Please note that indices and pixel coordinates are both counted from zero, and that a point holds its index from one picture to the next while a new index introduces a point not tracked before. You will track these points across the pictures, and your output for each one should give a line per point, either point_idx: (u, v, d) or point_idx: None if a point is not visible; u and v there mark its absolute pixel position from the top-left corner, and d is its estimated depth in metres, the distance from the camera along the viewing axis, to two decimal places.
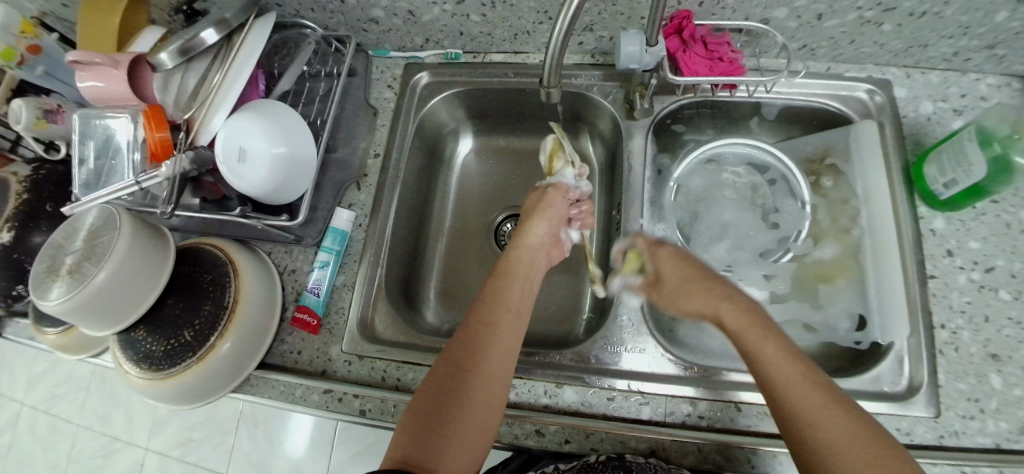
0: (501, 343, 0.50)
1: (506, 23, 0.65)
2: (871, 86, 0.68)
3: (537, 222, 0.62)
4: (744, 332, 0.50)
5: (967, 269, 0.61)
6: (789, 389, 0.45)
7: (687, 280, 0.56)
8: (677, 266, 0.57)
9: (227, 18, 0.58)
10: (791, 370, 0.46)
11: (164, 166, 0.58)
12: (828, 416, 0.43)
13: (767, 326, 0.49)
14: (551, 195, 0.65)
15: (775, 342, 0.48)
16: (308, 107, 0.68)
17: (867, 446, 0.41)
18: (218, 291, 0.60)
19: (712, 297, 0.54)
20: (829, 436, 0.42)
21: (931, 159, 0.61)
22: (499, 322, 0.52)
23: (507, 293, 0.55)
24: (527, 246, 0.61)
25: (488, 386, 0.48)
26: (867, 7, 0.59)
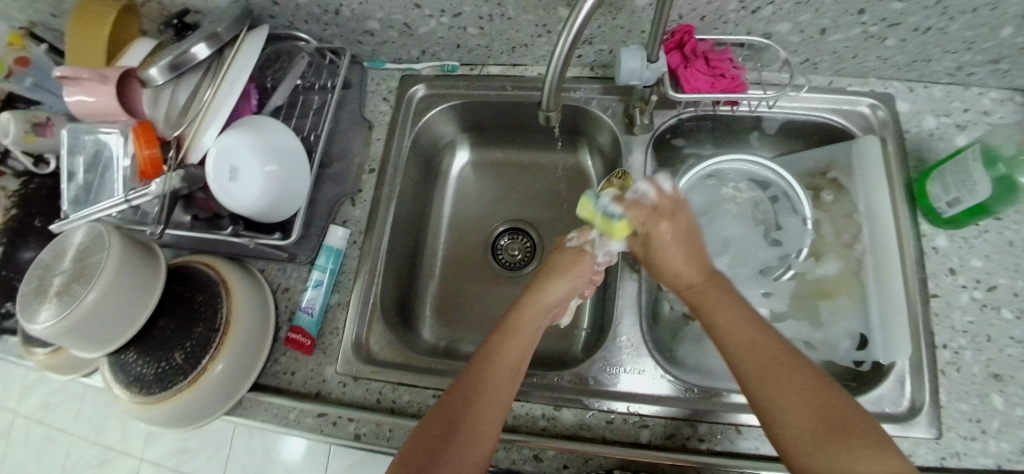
0: (502, 395, 0.48)
1: (504, 36, 0.64)
2: (874, 100, 0.67)
3: (562, 288, 0.56)
4: (707, 301, 0.50)
5: (970, 288, 0.61)
6: (741, 353, 0.45)
7: (668, 255, 0.53)
8: (675, 244, 0.53)
9: (219, 33, 0.58)
10: (745, 335, 0.46)
11: (154, 185, 0.57)
12: (781, 379, 0.43)
13: (729, 295, 0.50)
14: (586, 263, 0.57)
15: (728, 302, 0.49)
16: (302, 120, 0.66)
17: (822, 407, 0.41)
18: (210, 312, 0.59)
19: (682, 278, 0.53)
20: (778, 399, 0.42)
21: (934, 177, 0.61)
22: (493, 386, 0.48)
23: (507, 349, 0.50)
24: (543, 306, 0.55)
25: (490, 416, 0.47)
26: (871, 22, 0.58)
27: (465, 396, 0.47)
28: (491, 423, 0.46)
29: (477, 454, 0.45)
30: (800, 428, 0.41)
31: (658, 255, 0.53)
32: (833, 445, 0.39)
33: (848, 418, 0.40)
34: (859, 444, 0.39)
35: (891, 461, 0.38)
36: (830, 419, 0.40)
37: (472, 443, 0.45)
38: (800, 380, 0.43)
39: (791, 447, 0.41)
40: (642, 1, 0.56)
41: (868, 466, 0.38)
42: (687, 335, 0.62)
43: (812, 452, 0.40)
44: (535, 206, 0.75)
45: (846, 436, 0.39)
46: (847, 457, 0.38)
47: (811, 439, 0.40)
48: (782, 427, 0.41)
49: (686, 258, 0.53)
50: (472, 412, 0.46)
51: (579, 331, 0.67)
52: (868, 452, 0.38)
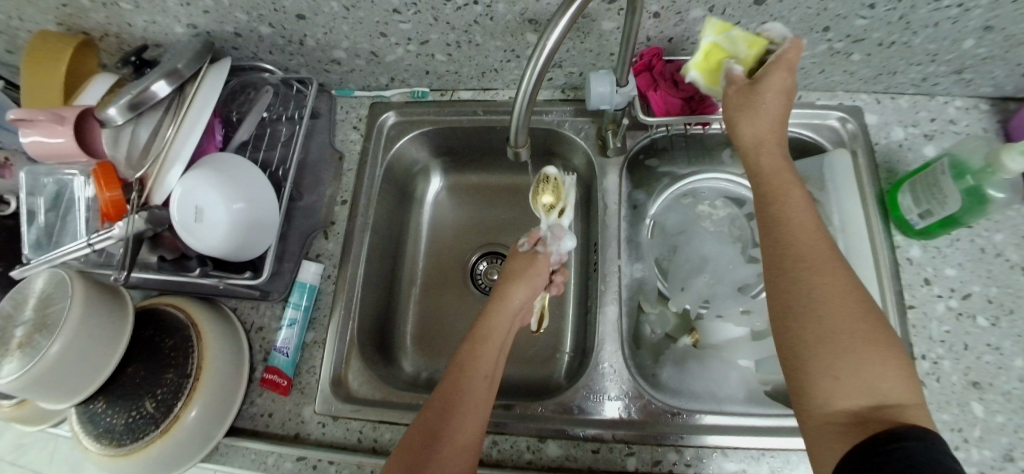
0: (478, 400, 0.48)
1: (473, 62, 0.63)
2: (842, 113, 0.67)
3: (523, 294, 0.57)
4: (777, 184, 0.44)
5: (945, 297, 0.61)
6: (792, 240, 0.41)
7: (771, 96, 0.44)
8: (782, 89, 0.45)
9: (179, 68, 0.56)
10: (808, 231, 0.41)
11: (117, 227, 0.55)
12: (829, 277, 0.39)
13: (801, 189, 0.44)
14: (541, 264, 0.60)
15: (799, 195, 0.43)
16: (270, 152, 0.64)
17: (862, 316, 0.38)
18: (181, 357, 0.57)
19: (763, 135, 0.45)
20: (819, 298, 0.38)
21: (905, 188, 0.61)
22: (470, 388, 0.49)
23: (479, 360, 0.51)
24: (506, 310, 0.56)
25: (472, 426, 0.47)
26: (836, 39, 0.59)
27: (444, 408, 0.47)
28: (474, 417, 0.47)
29: (463, 453, 0.45)
30: (833, 328, 0.37)
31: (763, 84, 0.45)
32: (861, 353, 0.37)
33: (885, 335, 0.37)
34: (884, 360, 0.37)
35: (907, 386, 0.36)
36: (868, 328, 0.37)
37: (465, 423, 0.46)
38: (847, 287, 0.39)
39: (813, 346, 0.38)
40: (609, 25, 0.56)
41: (887, 384, 0.36)
42: (669, 357, 0.62)
43: (834, 356, 0.37)
44: (513, 229, 0.75)
45: (877, 349, 0.37)
46: (871, 368, 0.36)
47: (840, 343, 0.37)
48: (814, 323, 0.38)
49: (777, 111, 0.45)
50: (453, 425, 0.46)
51: (562, 355, 0.67)
52: (892, 372, 0.36)
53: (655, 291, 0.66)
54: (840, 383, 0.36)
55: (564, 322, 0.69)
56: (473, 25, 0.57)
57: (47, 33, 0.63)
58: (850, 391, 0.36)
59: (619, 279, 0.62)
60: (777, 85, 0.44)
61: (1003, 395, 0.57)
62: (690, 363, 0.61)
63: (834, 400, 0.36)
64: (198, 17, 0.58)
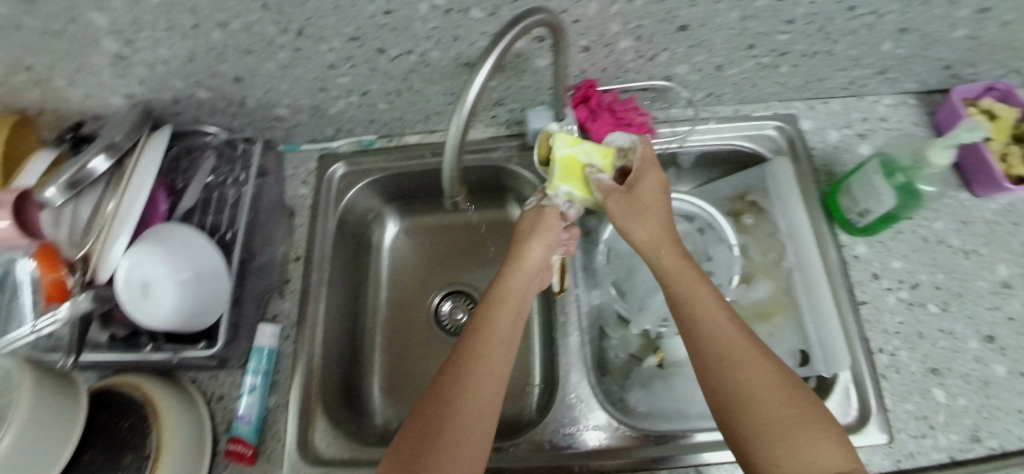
0: (495, 367, 0.48)
1: (415, 107, 0.64)
2: (779, 122, 0.70)
3: (539, 253, 0.56)
4: (685, 284, 0.49)
5: (895, 289, 0.63)
6: (711, 339, 0.46)
7: (651, 205, 0.53)
8: (658, 196, 0.54)
9: (116, 141, 0.55)
10: (720, 328, 0.47)
11: (64, 306, 0.52)
12: (748, 368, 0.44)
13: (706, 282, 0.50)
14: (552, 220, 0.57)
15: (708, 290, 0.49)
16: (218, 216, 0.63)
17: (788, 398, 0.43)
18: (138, 438, 0.55)
19: (655, 241, 0.52)
20: (745, 391, 0.43)
21: (844, 190, 0.63)
22: (489, 355, 0.48)
23: (494, 323, 0.51)
24: (524, 269, 0.55)
25: (486, 393, 0.46)
26: (761, 54, 0.61)
27: (446, 393, 0.46)
28: (489, 392, 0.46)
29: (474, 443, 0.43)
30: (768, 417, 0.42)
31: (642, 197, 0.53)
32: (797, 437, 0.41)
33: (813, 409, 0.42)
34: (818, 436, 0.41)
35: (844, 454, 0.40)
36: (795, 410, 0.42)
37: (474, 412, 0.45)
38: (769, 372, 0.44)
39: (754, 439, 0.42)
40: (542, 62, 0.57)
41: (826, 458, 0.40)
42: (636, 379, 0.63)
43: (774, 444, 0.41)
44: (474, 265, 0.75)
45: (809, 428, 0.41)
46: (809, 448, 0.40)
47: (776, 430, 0.41)
48: (748, 417, 0.42)
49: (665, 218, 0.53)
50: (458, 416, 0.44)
51: (532, 388, 0.68)
52: (829, 446, 0.40)
53: (616, 315, 0.67)
54: (785, 469, 0.40)
55: (531, 353, 0.70)
56: (410, 73, 0.57)
57: None
58: None
59: (578, 308, 0.63)
60: (653, 195, 0.54)
61: (963, 378, 0.59)
62: (656, 385, 0.62)
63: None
64: (132, 88, 0.58)
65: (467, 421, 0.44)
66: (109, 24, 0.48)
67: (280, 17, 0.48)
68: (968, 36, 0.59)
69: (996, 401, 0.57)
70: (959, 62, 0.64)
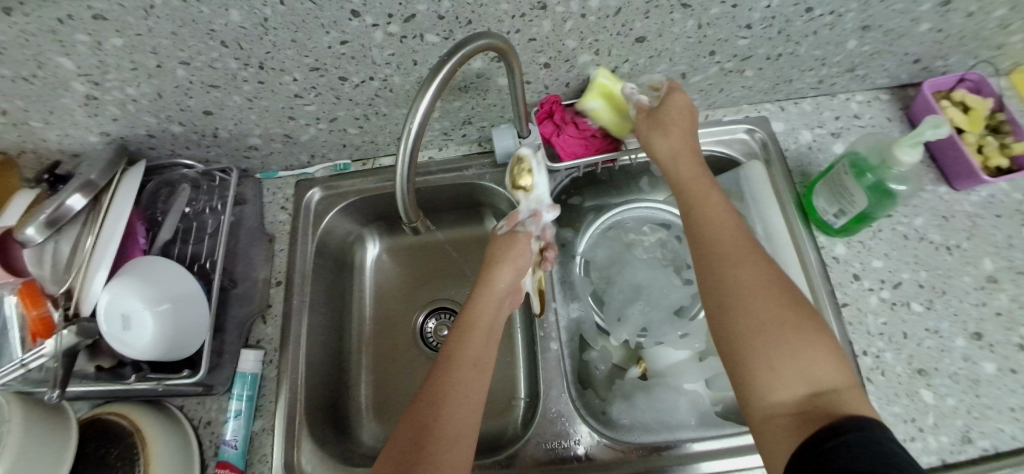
0: (470, 390, 0.48)
1: (385, 130, 0.65)
2: (749, 125, 0.69)
3: (509, 277, 0.57)
4: (697, 194, 0.52)
5: (876, 289, 0.62)
6: (723, 247, 0.47)
7: (675, 127, 0.56)
8: (684, 119, 0.56)
9: (93, 179, 0.57)
10: (727, 233, 0.48)
11: (48, 344, 0.53)
12: (751, 273, 0.45)
13: (718, 196, 0.51)
14: (522, 243, 0.59)
15: (721, 202, 0.51)
16: (199, 245, 0.65)
17: (792, 308, 0.43)
18: (127, 466, 0.56)
19: (676, 154, 0.55)
20: (750, 295, 0.44)
21: (817, 190, 0.63)
22: (463, 378, 0.48)
23: (467, 347, 0.51)
24: (492, 294, 0.56)
25: (464, 419, 0.46)
26: (724, 60, 0.61)
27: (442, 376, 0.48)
28: (466, 415, 0.46)
29: (457, 449, 0.44)
30: (765, 319, 0.42)
31: (669, 120, 0.56)
32: (794, 343, 0.41)
33: (812, 323, 0.42)
34: (815, 347, 0.41)
35: (839, 370, 0.40)
36: (797, 318, 0.42)
37: (460, 406, 0.46)
38: (772, 279, 0.44)
39: (753, 340, 0.42)
40: (503, 80, 0.58)
41: (820, 368, 0.40)
42: (618, 392, 0.62)
43: (771, 347, 0.41)
44: (456, 282, 0.76)
45: (806, 337, 0.41)
46: (805, 356, 0.40)
47: (776, 335, 0.41)
48: (743, 314, 0.43)
49: (687, 145, 0.55)
50: (444, 415, 0.45)
51: (517, 402, 0.67)
52: (824, 358, 0.40)
53: (596, 327, 0.67)
54: (779, 373, 0.40)
55: (516, 367, 0.70)
56: (375, 98, 0.59)
57: None
58: (789, 380, 0.40)
59: (556, 321, 0.63)
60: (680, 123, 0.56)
61: (951, 377, 0.57)
62: (638, 397, 0.61)
63: (775, 389, 0.40)
64: (108, 126, 0.59)
65: (451, 438, 0.44)
66: (77, 68, 0.50)
67: (240, 52, 0.50)
68: (935, 29, 0.59)
69: (987, 400, 0.56)
70: (927, 55, 0.64)
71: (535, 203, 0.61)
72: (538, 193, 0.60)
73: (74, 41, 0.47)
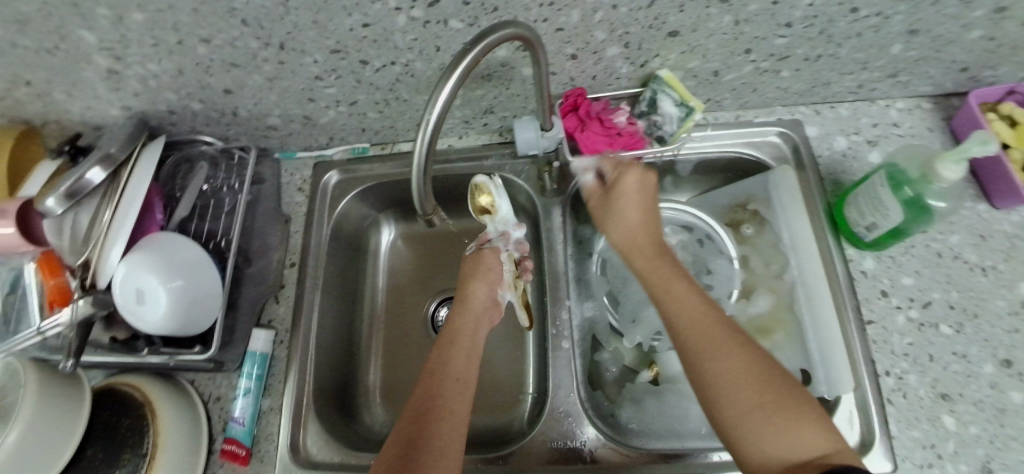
0: (455, 415, 0.50)
1: (405, 116, 0.64)
2: (782, 128, 0.67)
3: (483, 292, 0.61)
4: (655, 273, 0.52)
5: (904, 308, 0.60)
6: (693, 329, 0.47)
7: (627, 209, 0.56)
8: (639, 193, 0.56)
9: (112, 153, 0.57)
10: (693, 309, 0.48)
11: (65, 314, 0.55)
12: (724, 354, 0.44)
13: (677, 269, 0.52)
14: (490, 259, 0.63)
15: (681, 278, 0.51)
16: (215, 222, 0.65)
17: (769, 379, 0.43)
18: (137, 436, 0.57)
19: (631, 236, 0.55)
20: (727, 376, 0.43)
21: (849, 201, 0.60)
22: (445, 397, 0.52)
23: (450, 364, 0.55)
24: (469, 309, 0.60)
25: (451, 441, 0.48)
26: (761, 59, 0.59)
27: (419, 425, 0.49)
28: (450, 443, 0.48)
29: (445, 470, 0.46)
30: (745, 398, 0.42)
31: (619, 205, 0.56)
32: (779, 418, 0.41)
33: (790, 393, 0.42)
34: (798, 416, 0.41)
35: (827, 434, 0.41)
36: (775, 395, 0.42)
37: (444, 448, 0.48)
38: (745, 353, 0.45)
39: (739, 424, 0.42)
40: (528, 70, 0.56)
41: (810, 441, 0.40)
42: (628, 395, 0.61)
43: (757, 429, 0.41)
44: None
45: (788, 410, 0.41)
46: (792, 429, 0.40)
47: (760, 412, 0.41)
48: (723, 398, 0.43)
49: (644, 219, 0.56)
50: (429, 455, 0.47)
51: (524, 398, 0.66)
52: (811, 429, 0.40)
53: (609, 327, 0.66)
54: (773, 453, 0.40)
55: (525, 362, 0.69)
56: (396, 83, 0.57)
57: None
58: (782, 457, 0.40)
59: (569, 319, 0.62)
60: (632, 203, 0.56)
61: (975, 405, 0.55)
62: (648, 402, 0.60)
63: (772, 469, 0.40)
64: (129, 99, 0.59)
65: (439, 461, 0.47)
66: (98, 41, 0.50)
67: (261, 31, 0.49)
68: (987, 37, 0.55)
69: (1012, 430, 0.53)
70: (976, 63, 0.60)
71: (502, 223, 0.63)
72: (503, 214, 0.62)
73: (94, 14, 0.46)
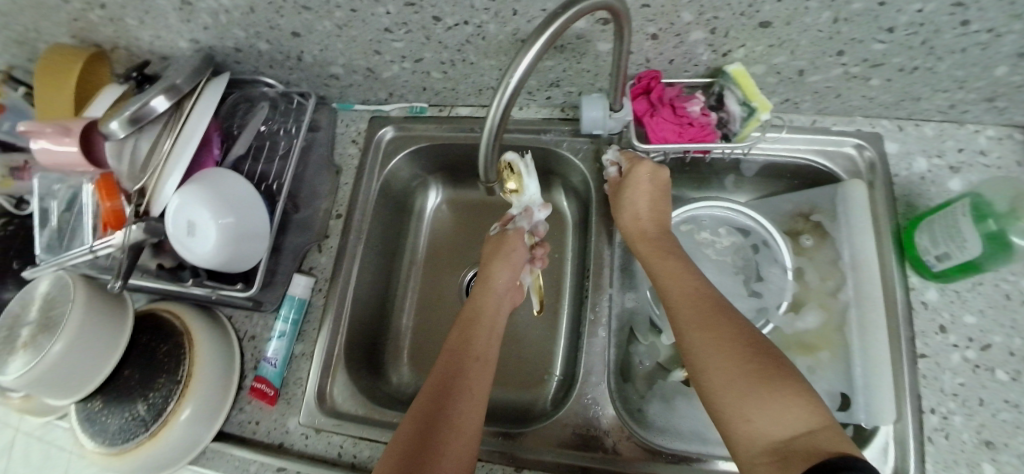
0: (477, 386, 0.53)
1: (468, 80, 0.62)
2: (860, 140, 0.63)
3: (506, 275, 0.61)
4: (656, 256, 0.56)
5: (961, 347, 0.55)
6: (681, 316, 0.50)
7: (636, 202, 0.59)
8: (653, 188, 0.59)
9: (178, 84, 0.56)
10: (686, 290, 0.52)
11: (118, 235, 0.56)
12: (709, 328, 0.47)
13: (677, 256, 0.56)
14: (512, 241, 0.63)
15: (678, 263, 0.55)
16: (269, 164, 0.65)
17: (752, 356, 0.44)
18: (173, 363, 0.59)
19: (639, 222, 0.59)
20: (710, 357, 0.45)
21: (922, 227, 0.57)
22: (468, 368, 0.53)
23: (473, 343, 0.56)
24: (492, 289, 0.61)
25: (470, 418, 0.50)
26: (852, 63, 0.55)
27: (440, 374, 0.53)
28: (471, 409, 0.51)
29: (464, 434, 0.48)
30: (727, 368, 0.44)
31: (627, 199, 0.59)
32: (758, 392, 0.42)
33: (775, 365, 0.43)
34: (781, 392, 0.41)
35: (813, 410, 0.40)
36: (759, 366, 0.43)
37: (467, 404, 0.51)
38: (731, 328, 0.47)
39: (721, 402, 0.43)
40: (605, 46, 0.54)
41: (793, 411, 0.40)
42: (658, 392, 0.60)
43: (739, 398, 0.42)
44: None
45: (771, 380, 0.42)
46: (772, 404, 0.41)
47: (739, 388, 0.42)
48: (708, 369, 0.45)
49: (653, 214, 0.59)
50: (448, 401, 0.50)
51: (550, 380, 0.66)
52: (794, 400, 0.41)
53: (648, 323, 0.64)
54: (755, 428, 0.41)
55: (555, 345, 0.68)
56: (465, 44, 0.56)
57: (59, 47, 0.64)
58: (764, 426, 0.41)
59: (609, 308, 0.61)
60: (641, 199, 0.59)
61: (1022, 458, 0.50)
62: (678, 402, 0.59)
63: (755, 445, 0.41)
64: (199, 32, 0.59)
65: (457, 436, 0.48)
66: None
67: None
68: None
69: None
70: None
71: (527, 202, 0.63)
72: (528, 195, 0.62)
73: None
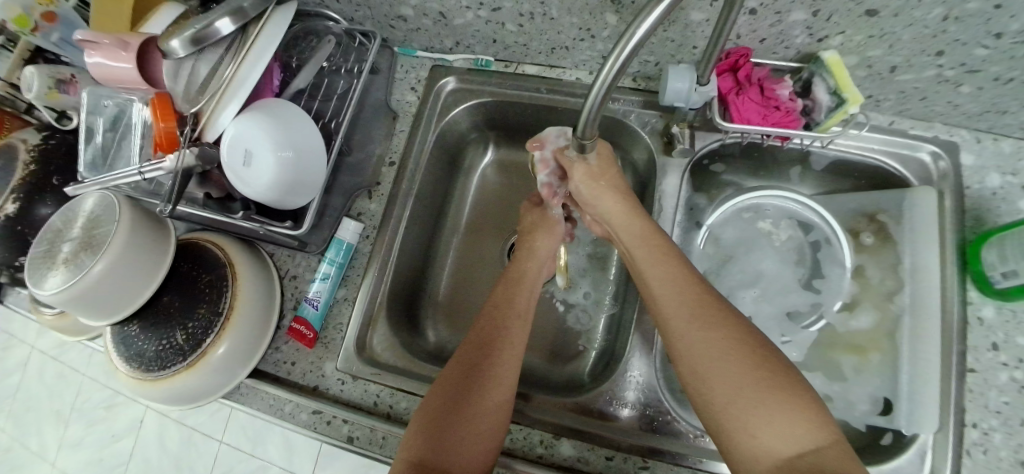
0: (515, 347, 0.52)
1: (543, 36, 0.60)
2: (936, 148, 0.60)
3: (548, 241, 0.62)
4: (646, 247, 0.52)
5: (1011, 367, 0.53)
6: (676, 317, 0.46)
7: (611, 181, 0.56)
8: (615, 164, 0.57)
9: (245, 8, 0.52)
10: (683, 288, 0.48)
11: (168, 159, 0.53)
12: (715, 333, 0.44)
13: (669, 249, 0.52)
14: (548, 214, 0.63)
15: (673, 260, 0.50)
16: (325, 103, 0.63)
17: (762, 366, 0.41)
18: (215, 294, 0.58)
19: (622, 211, 0.55)
20: (711, 363, 0.43)
21: (992, 243, 0.54)
22: (507, 327, 0.53)
23: (516, 299, 0.56)
24: (537, 255, 0.61)
25: (508, 375, 0.50)
26: (948, 65, 0.52)
27: (477, 349, 0.51)
28: (512, 370, 0.50)
29: (504, 394, 0.49)
30: (737, 383, 0.41)
31: (602, 184, 0.56)
32: (768, 406, 0.40)
33: (784, 376, 0.41)
34: (790, 406, 0.39)
35: (822, 426, 0.39)
36: (769, 378, 0.41)
37: (497, 386, 0.49)
38: (737, 334, 0.43)
39: (725, 414, 0.41)
40: (699, 16, 0.51)
41: (803, 429, 0.38)
42: None
43: (747, 415, 0.40)
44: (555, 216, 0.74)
45: (781, 394, 0.40)
46: (782, 420, 0.39)
47: (747, 400, 0.40)
48: (715, 382, 0.42)
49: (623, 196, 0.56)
50: (481, 387, 0.48)
51: (588, 353, 0.66)
52: (804, 417, 0.39)
53: None
54: (760, 445, 0.39)
55: (596, 319, 0.68)
56: None
57: None
58: (772, 445, 0.39)
59: None
60: (606, 190, 0.56)
61: None
62: None
63: (761, 463, 0.39)
64: None
65: (480, 419, 0.47)
66: None
67: None
68: None
69: None
70: None
71: None
72: None
73: None
